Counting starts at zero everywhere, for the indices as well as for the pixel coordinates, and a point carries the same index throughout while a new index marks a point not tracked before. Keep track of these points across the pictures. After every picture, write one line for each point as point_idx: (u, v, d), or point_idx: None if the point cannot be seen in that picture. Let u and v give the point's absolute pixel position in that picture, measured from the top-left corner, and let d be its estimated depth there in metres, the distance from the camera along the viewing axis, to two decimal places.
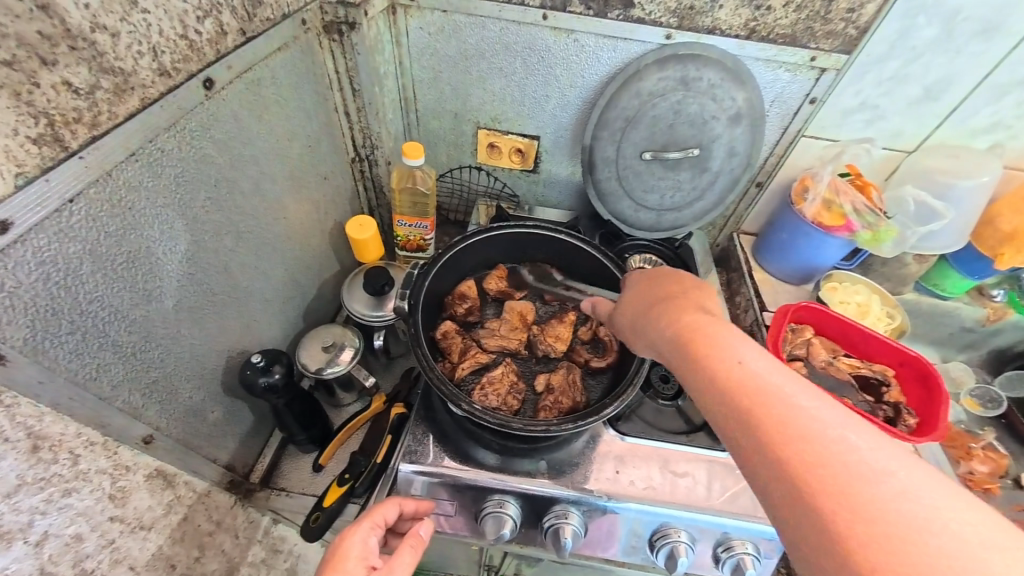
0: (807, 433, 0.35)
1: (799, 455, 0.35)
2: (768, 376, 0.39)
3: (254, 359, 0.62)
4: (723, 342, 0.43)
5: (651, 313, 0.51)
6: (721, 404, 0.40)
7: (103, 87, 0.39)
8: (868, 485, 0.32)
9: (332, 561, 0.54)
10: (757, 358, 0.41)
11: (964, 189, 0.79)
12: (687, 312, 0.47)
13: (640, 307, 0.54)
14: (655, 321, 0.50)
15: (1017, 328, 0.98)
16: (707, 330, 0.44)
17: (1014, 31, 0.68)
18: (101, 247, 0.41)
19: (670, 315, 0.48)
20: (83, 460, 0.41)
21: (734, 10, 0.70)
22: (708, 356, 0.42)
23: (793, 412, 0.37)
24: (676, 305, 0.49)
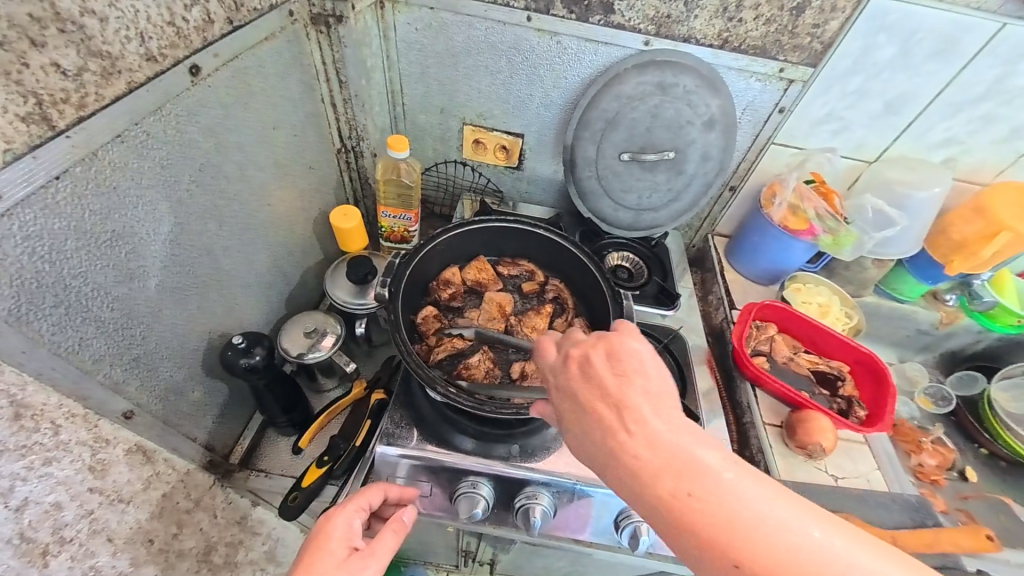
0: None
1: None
2: (750, 523, 0.34)
3: (236, 341, 0.63)
4: (729, 506, 0.34)
5: (649, 492, 0.36)
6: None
7: (91, 70, 0.40)
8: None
9: (315, 540, 0.55)
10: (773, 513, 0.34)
11: (919, 199, 0.84)
12: (688, 469, 0.35)
13: (599, 456, 0.38)
14: (634, 491, 0.37)
15: (967, 331, 1.04)
16: (710, 487, 0.35)
17: (965, 52, 0.73)
18: (86, 224, 0.42)
19: (654, 483, 0.36)
20: (64, 431, 0.43)
21: (708, 20, 0.74)
22: (748, 550, 0.33)
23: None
24: (651, 459, 0.36)
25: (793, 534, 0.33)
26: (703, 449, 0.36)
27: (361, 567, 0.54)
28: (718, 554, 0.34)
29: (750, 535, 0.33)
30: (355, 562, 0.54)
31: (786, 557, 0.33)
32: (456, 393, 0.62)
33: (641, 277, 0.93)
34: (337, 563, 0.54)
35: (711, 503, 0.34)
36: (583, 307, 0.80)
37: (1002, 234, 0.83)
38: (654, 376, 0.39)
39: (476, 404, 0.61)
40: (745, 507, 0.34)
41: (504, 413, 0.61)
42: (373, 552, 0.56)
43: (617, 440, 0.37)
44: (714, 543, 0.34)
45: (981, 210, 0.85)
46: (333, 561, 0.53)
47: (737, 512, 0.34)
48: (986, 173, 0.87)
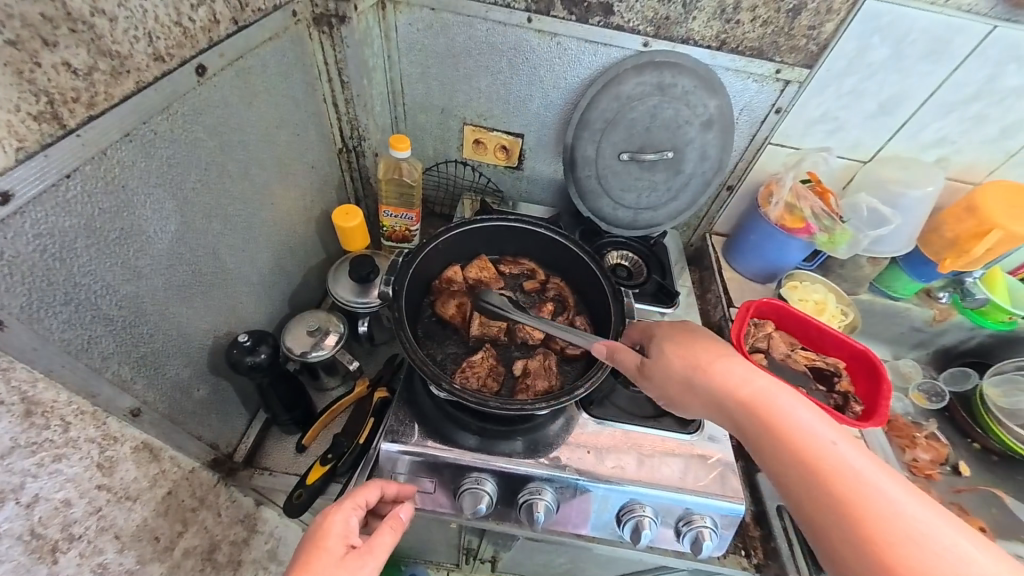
0: (857, 486, 0.44)
1: (858, 510, 0.43)
2: (801, 427, 0.48)
3: (241, 339, 0.63)
4: (782, 412, 0.50)
5: (719, 388, 0.54)
6: (787, 464, 0.47)
7: (101, 69, 0.40)
8: (910, 531, 0.41)
9: (312, 538, 0.55)
10: (814, 423, 0.48)
11: (912, 198, 0.86)
12: (750, 380, 0.53)
13: (684, 366, 0.57)
14: (706, 385, 0.55)
15: (960, 328, 1.06)
16: (760, 392, 0.52)
17: (957, 54, 0.74)
18: (96, 222, 0.43)
19: (722, 380, 0.54)
20: (73, 428, 0.43)
21: (707, 22, 0.75)
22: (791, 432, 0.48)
23: (844, 471, 0.45)
24: (723, 368, 0.54)
25: (835, 444, 0.46)
26: (767, 377, 0.53)
27: (359, 565, 0.54)
28: (761, 427, 0.50)
29: (788, 422, 0.49)
30: (352, 561, 0.54)
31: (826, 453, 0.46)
32: (460, 389, 0.62)
33: (640, 275, 0.94)
34: (335, 562, 0.54)
35: (760, 400, 0.51)
36: (584, 306, 0.81)
37: (993, 232, 0.85)
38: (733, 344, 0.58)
39: (480, 400, 0.61)
40: (787, 409, 0.50)
41: (508, 409, 0.61)
42: (371, 550, 0.56)
43: (704, 360, 0.56)
44: (772, 430, 0.49)
45: (973, 209, 0.86)
46: (331, 559, 0.53)
47: (791, 417, 0.49)
48: (977, 173, 0.89)
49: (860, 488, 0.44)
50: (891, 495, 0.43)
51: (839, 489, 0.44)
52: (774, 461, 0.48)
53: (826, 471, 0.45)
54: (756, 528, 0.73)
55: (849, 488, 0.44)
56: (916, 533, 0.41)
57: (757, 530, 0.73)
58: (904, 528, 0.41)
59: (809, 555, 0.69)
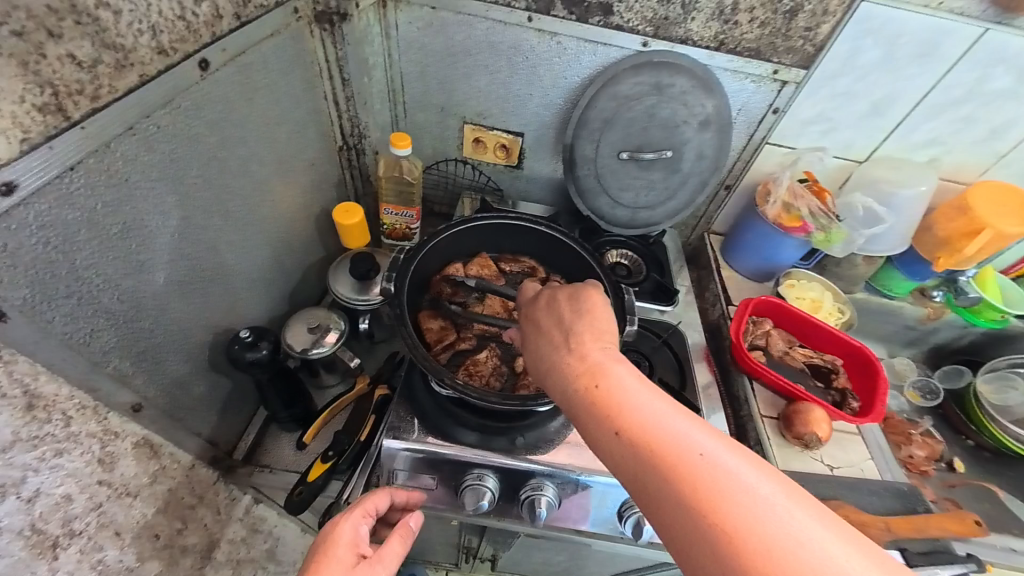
0: (732, 500, 0.35)
1: (718, 519, 0.34)
2: (649, 416, 0.40)
3: (241, 335, 0.63)
4: (630, 399, 0.41)
5: (572, 390, 0.44)
6: (644, 482, 0.38)
7: (105, 62, 0.40)
8: (785, 551, 0.32)
9: (323, 547, 0.56)
10: (662, 412, 0.40)
11: (905, 197, 0.87)
12: (602, 368, 0.44)
13: (537, 357, 0.49)
14: (560, 386, 0.45)
15: (952, 326, 1.08)
16: (614, 390, 0.42)
17: (949, 57, 0.76)
18: (98, 215, 0.43)
19: (577, 379, 0.44)
20: (74, 422, 0.43)
21: (704, 23, 0.76)
22: (651, 440, 0.39)
23: (711, 483, 0.36)
24: (578, 365, 0.45)
25: (689, 438, 0.38)
26: (623, 363, 0.44)
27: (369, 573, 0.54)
28: (607, 422, 0.41)
29: (643, 419, 0.40)
30: (363, 569, 0.54)
31: (678, 448, 0.38)
32: (461, 385, 0.62)
33: (639, 274, 0.95)
34: (345, 570, 0.54)
35: (619, 401, 0.41)
36: None
37: (984, 231, 0.86)
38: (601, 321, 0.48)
39: (480, 396, 0.61)
40: (640, 400, 0.41)
41: (511, 405, 0.61)
42: (381, 558, 0.56)
43: (560, 350, 0.47)
44: (616, 419, 0.41)
45: (964, 209, 0.88)
46: (341, 567, 0.54)
47: (636, 408, 0.41)
48: (969, 174, 0.91)
49: (736, 500, 0.35)
50: (770, 502, 0.34)
51: (696, 493, 0.36)
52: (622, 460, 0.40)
53: (693, 490, 0.36)
54: None
55: (709, 494, 0.35)
56: (784, 539, 0.33)
57: None
58: (766, 531, 0.33)
59: None
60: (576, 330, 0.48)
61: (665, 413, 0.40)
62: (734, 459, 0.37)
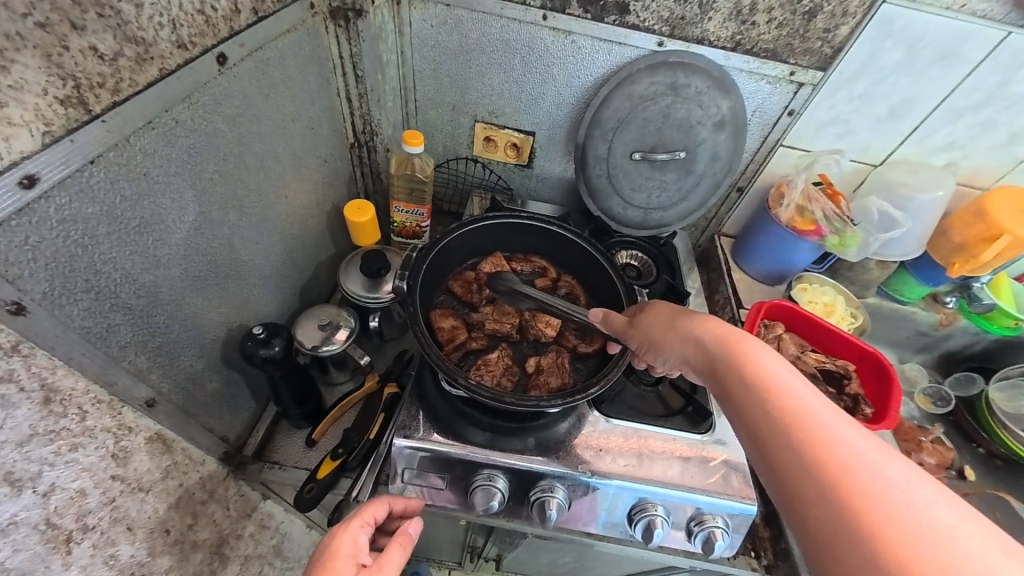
0: (859, 462, 0.36)
1: (835, 472, 0.36)
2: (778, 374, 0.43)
3: (255, 331, 0.63)
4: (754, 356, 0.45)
5: (700, 336, 0.50)
6: (763, 430, 0.41)
7: (126, 55, 0.40)
8: (898, 506, 0.33)
9: (322, 559, 0.55)
10: (790, 374, 0.42)
11: (922, 201, 0.86)
12: (728, 329, 0.48)
13: (664, 318, 0.55)
14: (691, 331, 0.51)
15: (965, 332, 1.07)
16: (742, 340, 0.47)
17: (969, 60, 0.75)
18: (117, 210, 0.42)
19: (708, 327, 0.50)
20: (89, 417, 0.43)
21: (722, 23, 0.75)
22: (770, 382, 0.42)
23: (827, 433, 0.38)
24: (721, 321, 0.50)
25: (814, 402, 0.40)
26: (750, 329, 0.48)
27: None
28: (731, 370, 0.45)
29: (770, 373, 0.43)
30: None
31: (804, 405, 0.40)
32: (474, 384, 0.62)
33: (649, 275, 0.94)
34: None
35: (740, 346, 0.46)
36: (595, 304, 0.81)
37: (1002, 237, 0.85)
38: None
39: (493, 396, 0.61)
40: (764, 359, 0.44)
41: (524, 406, 0.61)
42: (381, 568, 0.55)
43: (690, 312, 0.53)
44: (739, 369, 0.44)
45: (982, 214, 0.86)
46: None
47: (761, 362, 0.44)
48: (986, 179, 0.90)
49: (853, 453, 0.36)
50: (890, 468, 0.35)
51: (816, 445, 0.37)
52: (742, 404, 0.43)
53: (811, 431, 0.38)
54: (765, 528, 0.73)
55: (832, 450, 0.37)
56: (900, 505, 0.33)
57: (767, 530, 0.73)
58: (886, 495, 0.34)
59: None
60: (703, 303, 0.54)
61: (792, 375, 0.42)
62: (856, 426, 0.38)
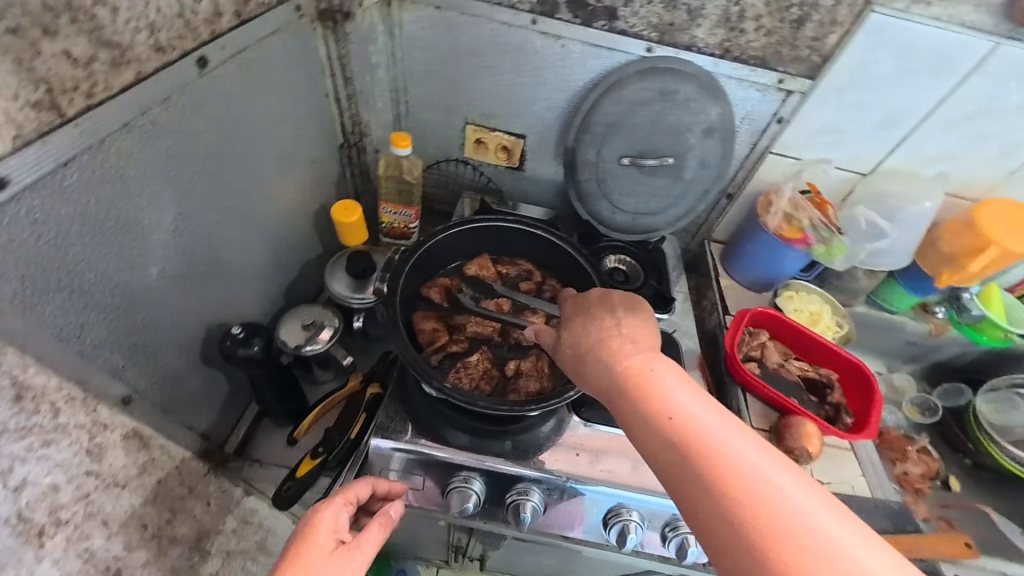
0: (768, 497, 0.37)
1: (748, 511, 0.37)
2: (689, 411, 0.42)
3: (234, 330, 0.64)
4: (667, 392, 0.43)
5: (612, 371, 0.46)
6: (679, 474, 0.40)
7: (101, 59, 0.41)
8: (801, 534, 0.35)
9: (304, 531, 0.56)
10: (698, 407, 0.42)
11: (910, 213, 0.86)
12: (640, 359, 0.46)
13: (579, 346, 0.51)
14: (605, 361, 0.48)
15: (955, 343, 1.06)
16: (652, 379, 0.44)
17: (959, 71, 0.74)
18: (91, 211, 0.43)
19: (620, 358, 0.47)
20: (62, 414, 0.44)
21: (710, 30, 0.75)
22: (687, 431, 0.41)
23: (737, 469, 0.38)
24: (630, 347, 0.48)
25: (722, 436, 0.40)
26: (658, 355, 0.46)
27: (347, 559, 0.55)
28: (645, 411, 0.43)
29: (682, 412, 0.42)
30: (342, 555, 0.55)
31: (714, 443, 0.40)
32: (450, 387, 0.62)
33: (636, 280, 0.94)
34: (324, 556, 0.54)
35: (652, 389, 0.44)
36: None
37: (990, 250, 0.84)
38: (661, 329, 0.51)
39: (468, 399, 0.62)
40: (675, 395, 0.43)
41: (499, 410, 0.61)
42: (360, 545, 0.56)
43: (604, 337, 0.49)
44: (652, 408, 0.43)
45: (973, 227, 0.86)
46: (320, 553, 0.54)
47: (672, 399, 0.43)
48: (977, 190, 0.89)
49: (769, 496, 0.37)
50: (804, 509, 0.36)
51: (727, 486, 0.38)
52: (657, 448, 0.42)
53: (733, 486, 0.38)
54: None
55: (743, 489, 0.38)
56: (805, 533, 0.35)
57: None
58: (791, 524, 0.36)
59: None
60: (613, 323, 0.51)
61: (700, 409, 0.42)
62: (758, 452, 0.39)
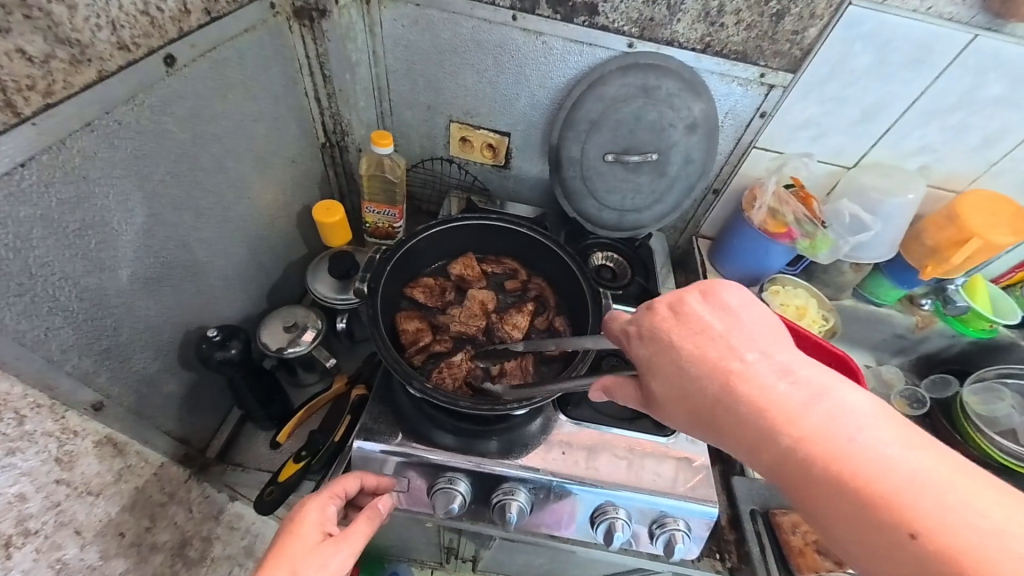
0: (971, 531, 0.32)
1: (966, 555, 0.31)
2: (855, 445, 0.36)
3: (210, 333, 0.63)
4: (824, 425, 0.37)
5: (740, 416, 0.39)
6: (862, 524, 0.34)
7: (59, 57, 0.40)
8: None
9: (289, 525, 0.56)
10: (865, 436, 0.36)
11: (895, 205, 0.86)
12: (773, 392, 0.39)
13: (687, 393, 0.42)
14: (732, 405, 0.39)
15: (942, 335, 1.07)
16: (794, 411, 0.38)
17: (939, 63, 0.75)
18: (53, 213, 0.42)
19: (745, 397, 0.39)
20: (28, 421, 0.43)
21: (691, 25, 0.75)
22: (816, 446, 0.37)
23: (929, 504, 0.33)
24: (753, 376, 0.40)
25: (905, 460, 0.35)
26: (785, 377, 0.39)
27: (333, 552, 0.54)
28: (807, 460, 0.37)
29: (853, 449, 0.36)
30: (327, 548, 0.54)
31: (902, 478, 0.34)
32: (432, 388, 0.62)
33: (624, 277, 0.94)
34: (309, 548, 0.54)
35: (768, 405, 0.38)
36: (564, 306, 0.80)
37: (973, 241, 0.85)
38: (765, 312, 0.43)
39: (449, 400, 0.61)
40: (843, 429, 0.36)
41: (480, 409, 0.61)
42: (346, 537, 0.56)
43: (721, 374, 0.40)
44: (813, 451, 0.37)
45: (955, 218, 0.86)
46: (305, 545, 0.54)
47: (839, 433, 0.36)
48: (960, 182, 0.90)
49: (956, 524, 0.32)
50: (978, 505, 0.33)
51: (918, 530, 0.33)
52: (836, 502, 0.35)
53: (899, 506, 0.34)
54: (731, 531, 0.73)
55: (928, 526, 0.33)
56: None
57: (732, 533, 0.73)
58: (1012, 554, 0.31)
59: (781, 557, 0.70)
60: (717, 350, 0.41)
61: (868, 435, 0.36)
62: (934, 460, 0.35)
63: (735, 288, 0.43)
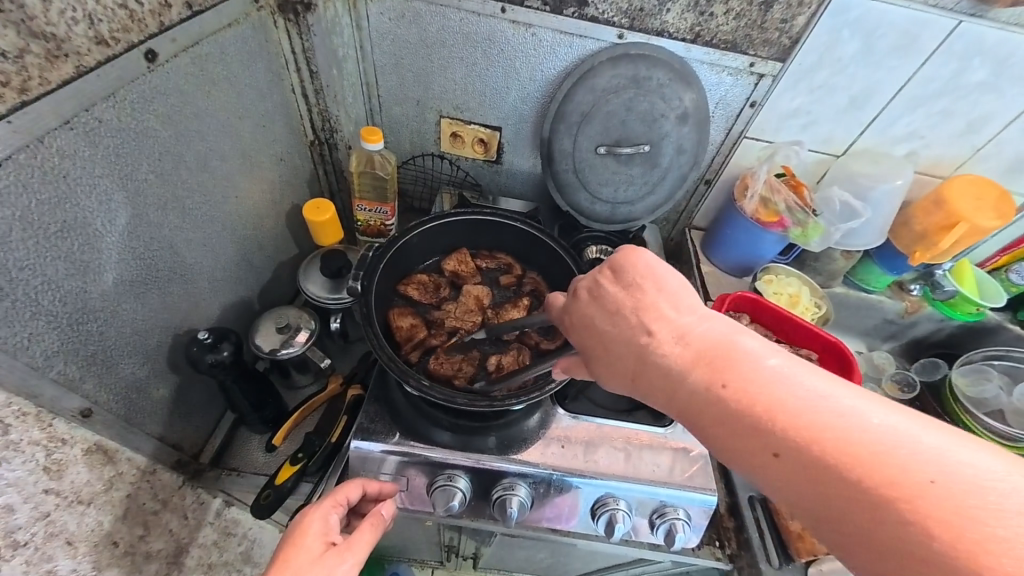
0: (849, 435, 0.36)
1: (845, 460, 0.35)
2: (753, 380, 0.39)
3: (200, 335, 0.61)
4: (725, 367, 0.40)
5: (657, 371, 0.43)
6: (768, 456, 0.38)
7: (34, 52, 0.38)
8: (894, 455, 0.34)
9: (291, 537, 0.55)
10: (760, 371, 0.39)
11: (883, 192, 0.87)
12: (679, 345, 0.42)
13: (617, 358, 0.46)
14: (648, 363, 0.43)
15: (930, 319, 1.09)
16: (697, 357, 0.41)
17: (925, 50, 0.75)
18: (32, 214, 0.41)
19: (659, 354, 0.43)
20: (13, 430, 0.42)
21: (680, 14, 0.75)
22: (723, 389, 0.40)
23: (818, 423, 0.37)
24: (663, 333, 0.43)
25: (797, 386, 0.38)
26: (691, 327, 0.43)
27: (338, 561, 0.53)
28: (717, 403, 0.40)
29: (749, 384, 0.39)
30: (331, 558, 0.53)
31: (794, 403, 0.38)
32: (427, 385, 0.61)
33: None
34: (312, 559, 0.53)
35: (674, 358, 0.42)
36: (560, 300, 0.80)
37: (959, 225, 0.86)
38: (675, 270, 0.46)
39: (445, 397, 0.61)
40: (741, 369, 0.40)
41: (477, 406, 0.60)
42: (350, 546, 0.55)
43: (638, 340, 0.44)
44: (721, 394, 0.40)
45: (942, 203, 0.87)
46: (308, 556, 0.53)
47: (741, 373, 0.40)
48: (946, 167, 0.91)
49: (842, 434, 0.36)
50: (867, 417, 0.36)
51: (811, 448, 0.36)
52: (744, 441, 0.39)
53: (792, 429, 0.37)
54: (729, 518, 0.74)
55: (819, 442, 0.36)
56: (890, 453, 0.34)
57: (730, 520, 0.74)
58: (878, 449, 0.35)
59: (778, 542, 0.71)
60: (630, 317, 0.45)
61: (766, 370, 0.40)
62: (820, 380, 0.39)
63: (641, 253, 0.45)
